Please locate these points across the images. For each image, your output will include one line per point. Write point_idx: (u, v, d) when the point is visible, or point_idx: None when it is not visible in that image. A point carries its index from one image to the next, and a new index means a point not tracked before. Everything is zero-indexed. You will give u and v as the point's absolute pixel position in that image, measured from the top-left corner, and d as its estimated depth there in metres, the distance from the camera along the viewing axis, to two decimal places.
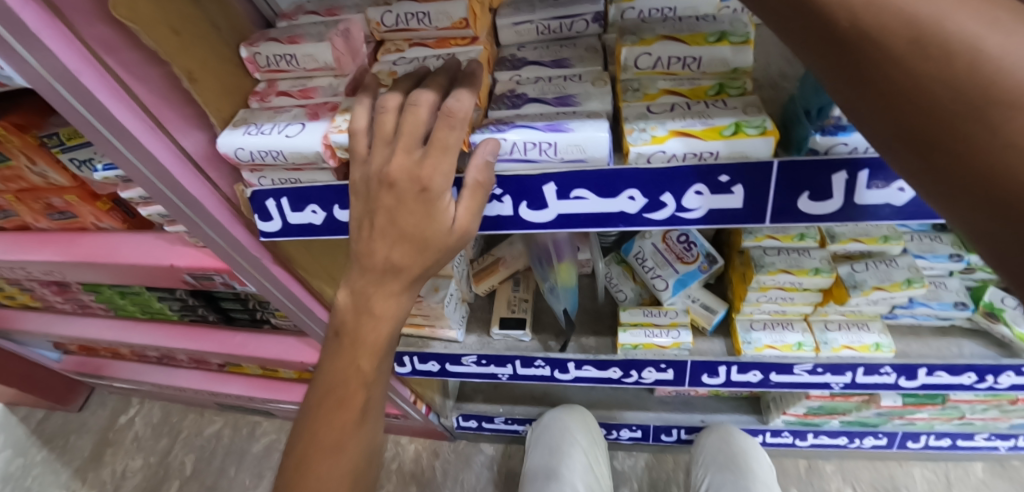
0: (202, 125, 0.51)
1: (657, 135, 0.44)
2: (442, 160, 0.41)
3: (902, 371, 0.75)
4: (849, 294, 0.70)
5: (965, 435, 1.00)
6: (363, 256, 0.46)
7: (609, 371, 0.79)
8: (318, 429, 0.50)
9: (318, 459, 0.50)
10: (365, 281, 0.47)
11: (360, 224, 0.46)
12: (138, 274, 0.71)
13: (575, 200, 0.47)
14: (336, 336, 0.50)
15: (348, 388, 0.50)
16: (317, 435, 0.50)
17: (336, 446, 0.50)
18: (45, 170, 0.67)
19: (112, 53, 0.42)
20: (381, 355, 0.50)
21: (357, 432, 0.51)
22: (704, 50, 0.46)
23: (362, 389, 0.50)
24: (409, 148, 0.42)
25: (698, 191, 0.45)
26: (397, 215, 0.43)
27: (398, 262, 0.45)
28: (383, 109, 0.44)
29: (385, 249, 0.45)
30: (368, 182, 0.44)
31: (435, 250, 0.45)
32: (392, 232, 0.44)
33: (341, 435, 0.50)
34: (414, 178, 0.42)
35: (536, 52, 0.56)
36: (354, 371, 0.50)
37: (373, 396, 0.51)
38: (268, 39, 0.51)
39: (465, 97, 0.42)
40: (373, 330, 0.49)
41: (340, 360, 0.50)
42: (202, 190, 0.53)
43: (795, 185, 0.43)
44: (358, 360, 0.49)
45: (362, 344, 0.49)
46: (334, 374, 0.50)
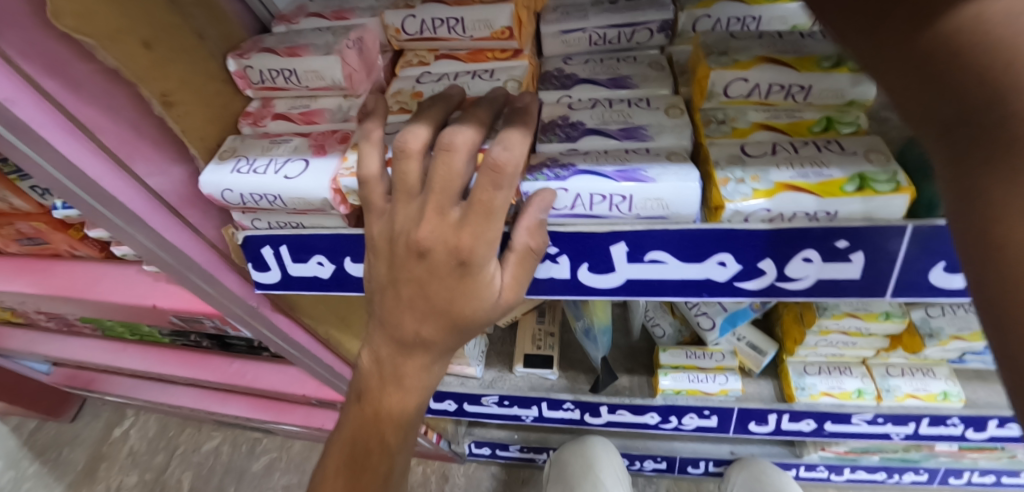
0: (182, 157, 0.41)
1: (760, 188, 0.35)
2: (487, 226, 0.32)
3: (970, 422, 0.68)
4: (924, 344, 0.62)
5: (1012, 473, 0.94)
6: (387, 323, 0.38)
7: (646, 416, 0.72)
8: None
9: None
10: (390, 352, 0.40)
11: (383, 290, 0.38)
12: (118, 312, 0.62)
13: (650, 263, 0.38)
14: (356, 399, 0.44)
15: (369, 461, 0.44)
16: None
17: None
18: (6, 195, 0.57)
19: (54, 71, 0.32)
20: (407, 428, 0.43)
21: None
22: (815, 78, 0.36)
23: (385, 459, 0.44)
24: (443, 209, 0.33)
25: (807, 258, 0.36)
26: (427, 287, 0.35)
27: (428, 337, 0.38)
28: (405, 154, 0.34)
29: (413, 323, 0.37)
30: (391, 242, 0.36)
31: (473, 327, 0.37)
32: (422, 307, 0.36)
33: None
34: (451, 249, 0.33)
35: (587, 68, 0.46)
36: (375, 440, 0.43)
37: (396, 470, 0.45)
38: (261, 50, 0.41)
39: (517, 144, 0.31)
40: (401, 398, 0.41)
41: (360, 427, 0.44)
42: (181, 236, 0.43)
43: (929, 256, 0.35)
44: (380, 433, 0.43)
45: (387, 413, 0.42)
46: (351, 445, 0.44)
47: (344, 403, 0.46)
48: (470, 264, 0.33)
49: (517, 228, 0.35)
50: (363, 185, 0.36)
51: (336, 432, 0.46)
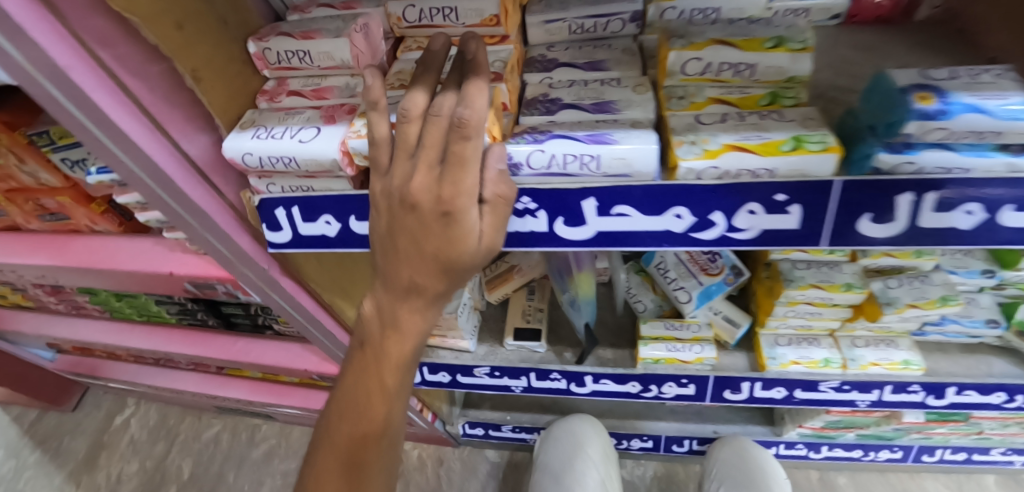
0: (207, 126, 0.47)
1: (709, 149, 0.40)
2: (465, 177, 0.37)
3: (931, 389, 0.73)
4: (882, 311, 0.68)
5: (981, 449, 0.99)
6: (386, 273, 0.44)
7: (627, 385, 0.76)
8: (338, 440, 0.50)
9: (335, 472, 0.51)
10: (390, 299, 0.45)
11: (383, 243, 0.43)
12: (135, 281, 0.67)
13: (617, 217, 0.43)
14: (360, 346, 0.49)
15: (371, 403, 0.49)
16: (336, 447, 0.50)
17: (355, 465, 0.50)
18: (35, 170, 0.62)
19: (107, 47, 0.37)
20: (404, 372, 0.49)
21: (377, 450, 0.51)
22: (760, 57, 0.42)
23: (385, 402, 0.49)
24: (431, 165, 0.38)
25: (751, 210, 0.42)
26: (420, 237, 0.40)
27: (421, 283, 0.43)
28: (409, 118, 0.39)
29: (408, 270, 0.42)
30: (390, 198, 0.41)
31: (461, 272, 0.42)
32: (416, 255, 0.41)
33: (362, 452, 0.50)
34: (437, 199, 0.38)
35: (567, 54, 0.52)
36: (377, 386, 0.48)
37: (395, 413, 0.50)
38: (279, 34, 0.46)
39: (478, 100, 0.36)
40: (400, 344, 0.47)
41: (362, 374, 0.49)
42: (205, 198, 0.49)
43: (856, 206, 0.41)
44: (380, 376, 0.48)
45: (388, 359, 0.48)
46: (355, 389, 0.49)
47: (348, 353, 0.51)
48: (454, 214, 0.38)
49: (487, 181, 0.40)
50: (373, 146, 0.41)
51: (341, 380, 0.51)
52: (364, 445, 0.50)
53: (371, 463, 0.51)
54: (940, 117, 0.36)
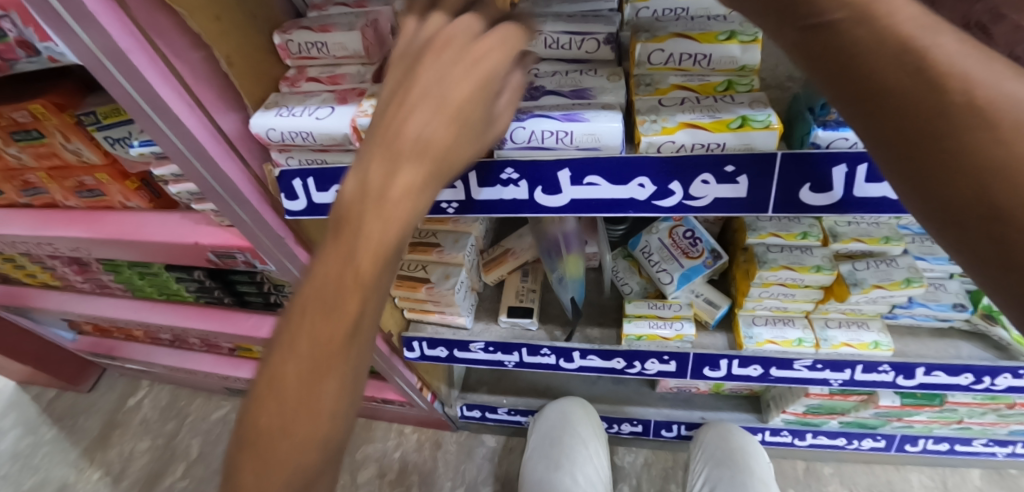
0: (236, 106, 0.55)
1: (667, 127, 0.46)
2: (506, 39, 0.37)
3: (899, 370, 0.76)
4: (849, 291, 0.72)
5: (963, 440, 1.01)
6: (382, 128, 0.34)
7: (612, 361, 0.82)
8: (270, 424, 0.33)
9: (277, 421, 0.33)
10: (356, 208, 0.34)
11: (392, 94, 0.36)
12: (163, 251, 0.75)
13: (588, 186, 0.50)
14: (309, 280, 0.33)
15: (338, 310, 0.32)
16: (282, 381, 0.32)
17: (296, 461, 0.33)
18: (79, 148, 0.71)
19: (160, 36, 0.46)
20: (384, 265, 0.33)
21: (338, 383, 0.33)
22: (714, 48, 0.48)
23: (357, 312, 0.32)
24: (471, 24, 0.37)
25: (705, 181, 0.48)
26: (444, 78, 0.35)
27: (432, 140, 0.34)
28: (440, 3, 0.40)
29: (418, 121, 0.34)
30: (410, 50, 0.37)
31: (472, 143, 0.37)
32: (432, 100, 0.35)
33: (310, 388, 0.32)
34: (471, 47, 0.36)
35: None
36: (341, 338, 0.33)
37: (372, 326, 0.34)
38: (300, 27, 0.54)
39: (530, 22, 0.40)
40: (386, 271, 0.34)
41: (312, 312, 0.33)
42: (234, 169, 0.56)
43: (797, 178, 0.46)
44: (352, 264, 0.32)
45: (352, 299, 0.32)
46: (317, 286, 0.33)
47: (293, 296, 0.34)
48: (462, 119, 0.35)
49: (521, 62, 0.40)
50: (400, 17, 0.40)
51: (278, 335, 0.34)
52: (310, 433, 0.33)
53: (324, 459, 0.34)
54: None
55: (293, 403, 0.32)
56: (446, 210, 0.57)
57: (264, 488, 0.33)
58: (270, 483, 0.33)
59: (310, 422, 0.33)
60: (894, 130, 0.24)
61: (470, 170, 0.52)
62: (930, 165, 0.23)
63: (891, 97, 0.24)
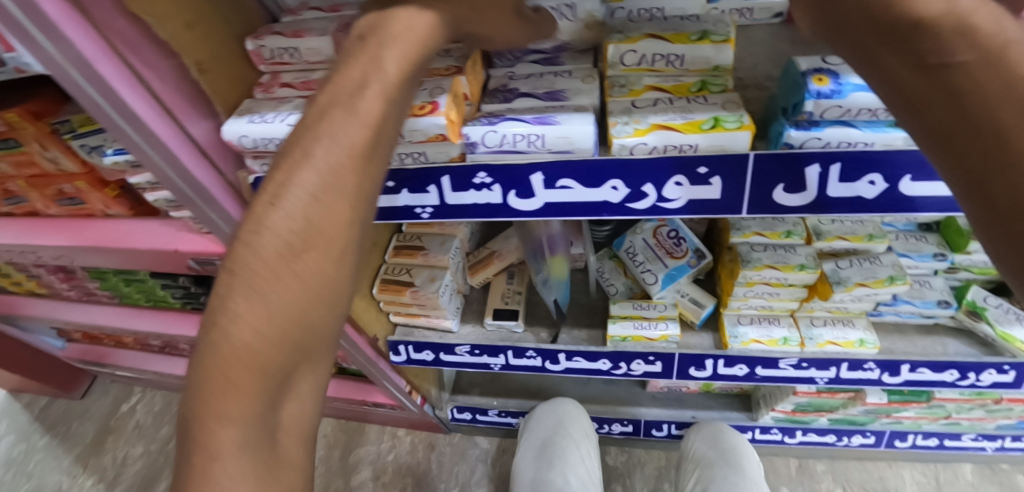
0: (209, 114, 0.54)
1: (639, 128, 0.46)
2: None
3: (885, 367, 0.76)
4: (833, 290, 0.72)
5: (953, 436, 1.01)
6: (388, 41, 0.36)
7: (599, 362, 0.82)
8: (254, 275, 0.32)
9: (270, 264, 0.32)
10: (328, 104, 0.35)
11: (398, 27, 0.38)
12: (145, 259, 0.75)
13: (562, 189, 0.50)
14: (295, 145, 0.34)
15: (339, 143, 0.33)
16: (274, 224, 0.32)
17: (281, 309, 0.32)
18: (56, 156, 0.70)
19: (129, 46, 0.45)
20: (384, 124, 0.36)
21: (335, 232, 0.34)
22: (686, 48, 0.48)
23: (352, 157, 0.34)
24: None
25: (678, 182, 0.48)
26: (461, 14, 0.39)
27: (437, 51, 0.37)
28: None
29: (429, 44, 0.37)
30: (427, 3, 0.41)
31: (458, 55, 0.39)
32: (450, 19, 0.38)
33: (317, 233, 0.33)
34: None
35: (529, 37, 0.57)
36: (332, 192, 0.33)
37: (368, 180, 0.36)
38: (273, 33, 0.53)
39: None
40: (377, 141, 0.35)
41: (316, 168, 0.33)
42: (208, 177, 0.56)
43: (769, 180, 0.46)
44: (350, 107, 0.34)
45: (345, 159, 0.34)
46: (313, 130, 0.34)
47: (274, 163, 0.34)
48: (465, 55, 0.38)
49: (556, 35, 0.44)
50: None
51: (261, 190, 0.34)
52: (300, 283, 0.33)
53: (310, 313, 0.34)
54: (833, 96, 0.41)
55: (283, 252, 0.32)
56: (421, 216, 0.57)
57: (254, 334, 0.31)
58: (259, 330, 0.31)
59: (299, 277, 0.33)
60: (982, 162, 0.27)
61: (443, 175, 0.52)
62: (1005, 194, 0.26)
63: (993, 131, 0.26)
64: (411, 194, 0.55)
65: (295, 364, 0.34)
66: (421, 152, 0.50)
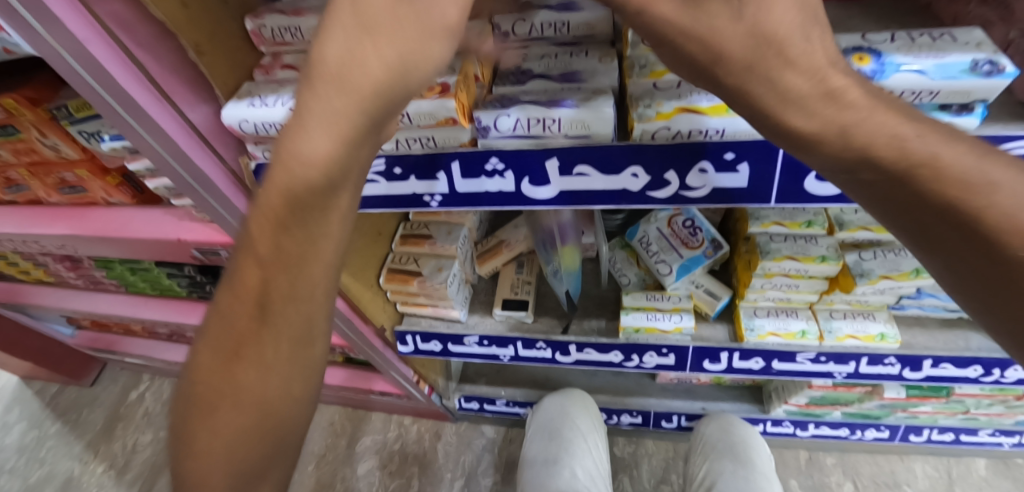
0: (209, 98, 0.52)
1: (662, 112, 0.42)
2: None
3: (906, 362, 0.74)
4: (855, 283, 0.69)
5: (969, 430, 0.99)
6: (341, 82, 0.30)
7: (610, 354, 0.81)
8: (192, 453, 0.34)
9: (197, 439, 0.34)
10: (254, 272, 0.32)
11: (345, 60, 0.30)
12: (147, 248, 0.73)
13: (578, 176, 0.47)
14: (221, 299, 0.34)
15: (242, 317, 0.33)
16: (196, 400, 0.34)
17: (234, 453, 0.34)
18: (56, 143, 0.68)
19: (126, 30, 0.43)
20: (295, 290, 0.33)
21: (261, 397, 0.34)
22: None
23: (255, 332, 0.33)
24: None
25: (703, 169, 0.45)
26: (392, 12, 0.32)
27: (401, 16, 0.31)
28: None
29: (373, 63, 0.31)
30: None
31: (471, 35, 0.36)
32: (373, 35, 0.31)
33: (231, 399, 0.34)
34: None
35: None
36: (254, 347, 0.33)
37: (283, 342, 0.34)
38: (274, 12, 0.50)
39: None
40: (293, 278, 0.33)
41: (222, 341, 0.34)
42: (209, 164, 0.54)
43: (801, 167, 0.43)
44: (252, 292, 0.33)
45: (230, 350, 0.34)
46: (224, 312, 0.34)
47: (201, 330, 0.35)
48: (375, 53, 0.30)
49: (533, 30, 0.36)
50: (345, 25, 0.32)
51: (191, 371, 0.35)
52: (233, 459, 0.34)
53: (267, 457, 0.35)
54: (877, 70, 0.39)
55: (207, 429, 0.34)
56: (430, 204, 0.54)
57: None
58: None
59: (219, 447, 0.34)
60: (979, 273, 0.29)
61: (453, 160, 0.49)
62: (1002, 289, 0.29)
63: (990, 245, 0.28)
64: (419, 181, 0.52)
65: None
66: (429, 138, 0.48)
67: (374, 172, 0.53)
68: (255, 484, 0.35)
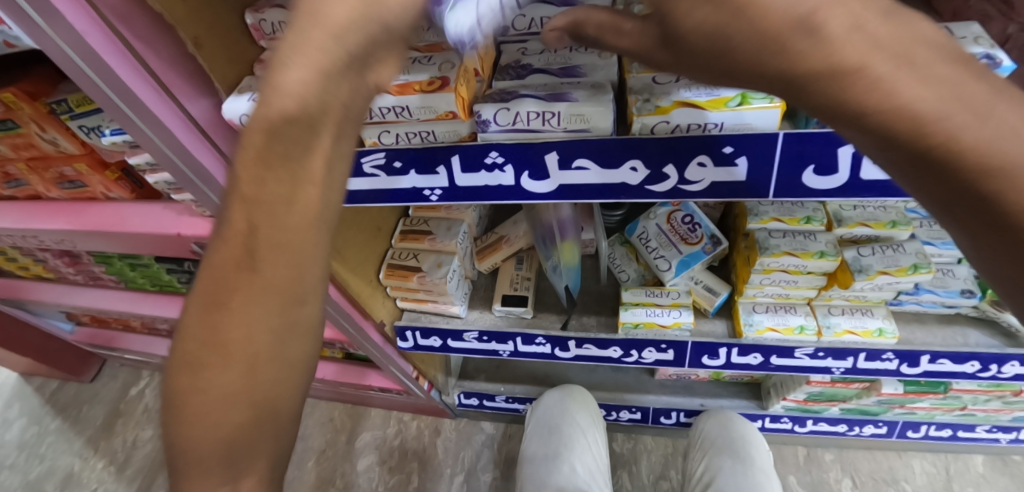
0: (208, 91, 0.52)
1: (661, 106, 0.43)
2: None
3: (904, 358, 0.74)
4: (853, 278, 0.69)
5: (967, 426, 1.00)
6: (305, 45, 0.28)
7: (609, 350, 0.80)
8: (183, 398, 0.32)
9: (186, 382, 0.32)
10: (238, 216, 0.29)
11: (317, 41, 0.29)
12: (147, 243, 0.73)
13: (577, 170, 0.48)
14: (209, 242, 0.31)
15: (224, 261, 0.30)
16: (185, 344, 0.32)
17: (224, 403, 0.31)
18: (55, 137, 0.68)
19: (124, 22, 0.43)
20: (281, 232, 0.29)
21: (248, 347, 0.31)
22: None
23: (239, 278, 0.30)
24: None
25: (702, 163, 0.45)
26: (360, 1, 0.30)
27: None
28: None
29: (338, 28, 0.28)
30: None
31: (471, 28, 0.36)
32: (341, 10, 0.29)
33: (216, 347, 0.31)
34: None
35: None
36: (238, 296, 0.30)
37: (270, 291, 0.30)
38: (274, 6, 0.50)
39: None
40: (277, 223, 0.29)
41: (207, 287, 0.31)
42: (209, 157, 0.54)
43: (799, 160, 0.43)
44: (236, 234, 0.29)
45: (213, 296, 0.31)
46: (210, 256, 0.31)
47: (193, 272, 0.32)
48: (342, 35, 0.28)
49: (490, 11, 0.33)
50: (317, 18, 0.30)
51: (183, 314, 0.32)
52: (222, 411, 0.31)
53: (257, 411, 0.32)
54: None
55: (195, 376, 0.31)
56: (430, 198, 0.55)
57: (194, 437, 0.32)
58: (198, 436, 0.32)
59: (208, 394, 0.31)
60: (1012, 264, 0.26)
61: (452, 155, 0.49)
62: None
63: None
64: (419, 176, 0.53)
65: (244, 463, 0.33)
66: (428, 132, 0.48)
67: (374, 167, 0.53)
68: (251, 435, 0.32)
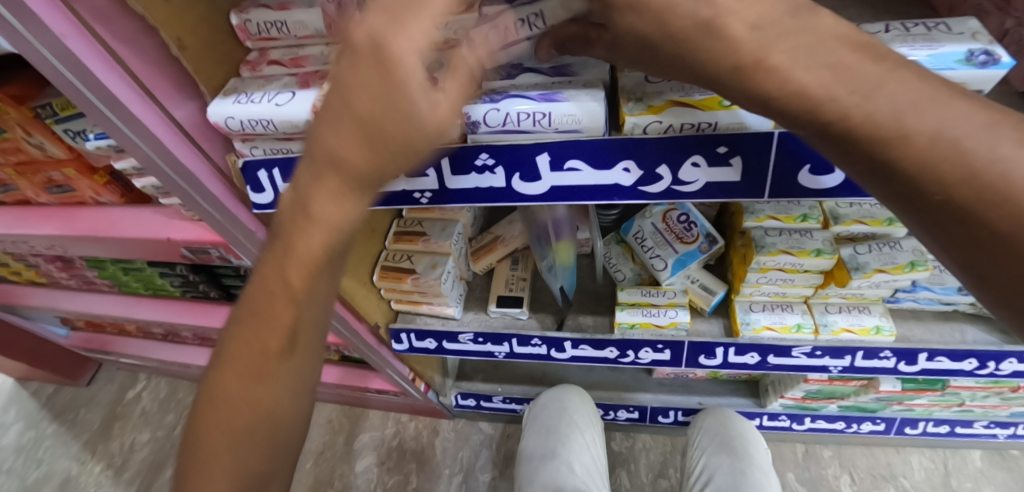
0: (194, 94, 0.51)
1: (653, 105, 0.42)
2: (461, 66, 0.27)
3: (902, 355, 0.73)
4: (850, 276, 0.69)
5: (965, 422, 0.99)
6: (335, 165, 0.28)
7: (606, 351, 0.80)
8: (203, 451, 0.37)
9: (208, 440, 0.37)
10: (272, 306, 0.34)
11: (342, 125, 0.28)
12: (138, 248, 0.72)
13: (570, 171, 0.47)
14: (241, 322, 0.36)
15: (259, 342, 0.35)
16: (211, 407, 0.37)
17: (242, 459, 0.37)
18: (41, 142, 0.67)
19: (105, 24, 0.42)
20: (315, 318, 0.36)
21: (272, 409, 0.37)
22: None
23: (272, 355, 0.36)
24: None
25: (696, 163, 0.44)
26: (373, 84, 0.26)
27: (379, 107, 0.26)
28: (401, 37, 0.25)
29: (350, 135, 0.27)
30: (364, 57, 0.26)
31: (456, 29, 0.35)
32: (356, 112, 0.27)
33: (244, 411, 0.36)
34: None
35: None
36: (270, 368, 0.36)
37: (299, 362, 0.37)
38: (259, 6, 0.50)
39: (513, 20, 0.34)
40: (315, 312, 0.36)
41: (238, 358, 0.36)
42: (196, 162, 0.53)
43: (795, 159, 0.42)
44: (273, 321, 0.35)
45: (245, 368, 0.36)
46: (243, 334, 0.36)
47: (219, 341, 0.37)
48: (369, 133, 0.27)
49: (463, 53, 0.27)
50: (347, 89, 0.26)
51: (208, 378, 0.37)
52: (243, 463, 0.37)
53: (273, 455, 0.38)
54: None
55: (220, 433, 0.36)
56: (420, 201, 0.54)
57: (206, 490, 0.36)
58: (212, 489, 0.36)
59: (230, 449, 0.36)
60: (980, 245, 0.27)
61: (442, 156, 0.49)
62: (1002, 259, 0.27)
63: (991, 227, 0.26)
64: (410, 178, 0.52)
65: None
66: None
67: None
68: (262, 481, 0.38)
